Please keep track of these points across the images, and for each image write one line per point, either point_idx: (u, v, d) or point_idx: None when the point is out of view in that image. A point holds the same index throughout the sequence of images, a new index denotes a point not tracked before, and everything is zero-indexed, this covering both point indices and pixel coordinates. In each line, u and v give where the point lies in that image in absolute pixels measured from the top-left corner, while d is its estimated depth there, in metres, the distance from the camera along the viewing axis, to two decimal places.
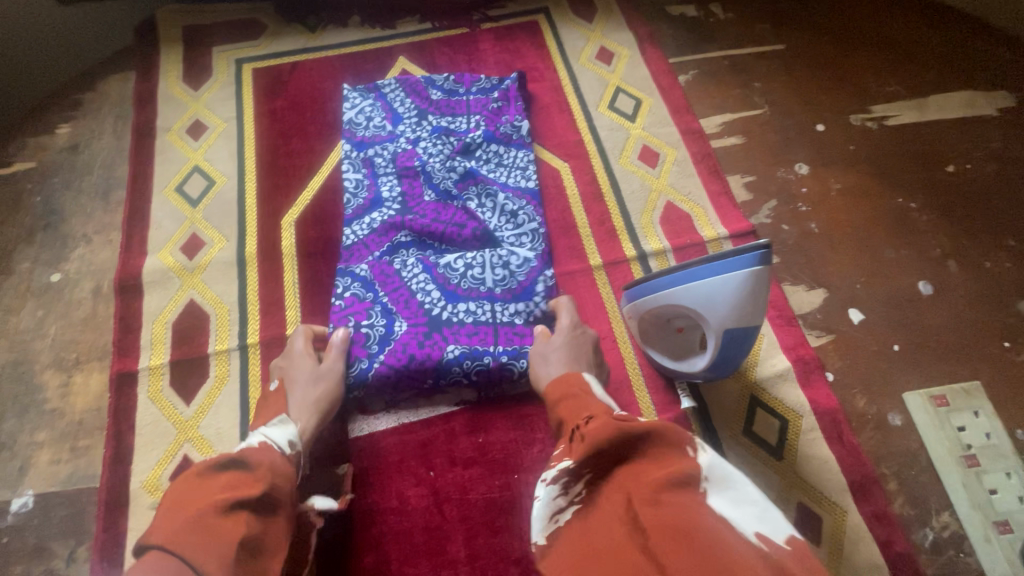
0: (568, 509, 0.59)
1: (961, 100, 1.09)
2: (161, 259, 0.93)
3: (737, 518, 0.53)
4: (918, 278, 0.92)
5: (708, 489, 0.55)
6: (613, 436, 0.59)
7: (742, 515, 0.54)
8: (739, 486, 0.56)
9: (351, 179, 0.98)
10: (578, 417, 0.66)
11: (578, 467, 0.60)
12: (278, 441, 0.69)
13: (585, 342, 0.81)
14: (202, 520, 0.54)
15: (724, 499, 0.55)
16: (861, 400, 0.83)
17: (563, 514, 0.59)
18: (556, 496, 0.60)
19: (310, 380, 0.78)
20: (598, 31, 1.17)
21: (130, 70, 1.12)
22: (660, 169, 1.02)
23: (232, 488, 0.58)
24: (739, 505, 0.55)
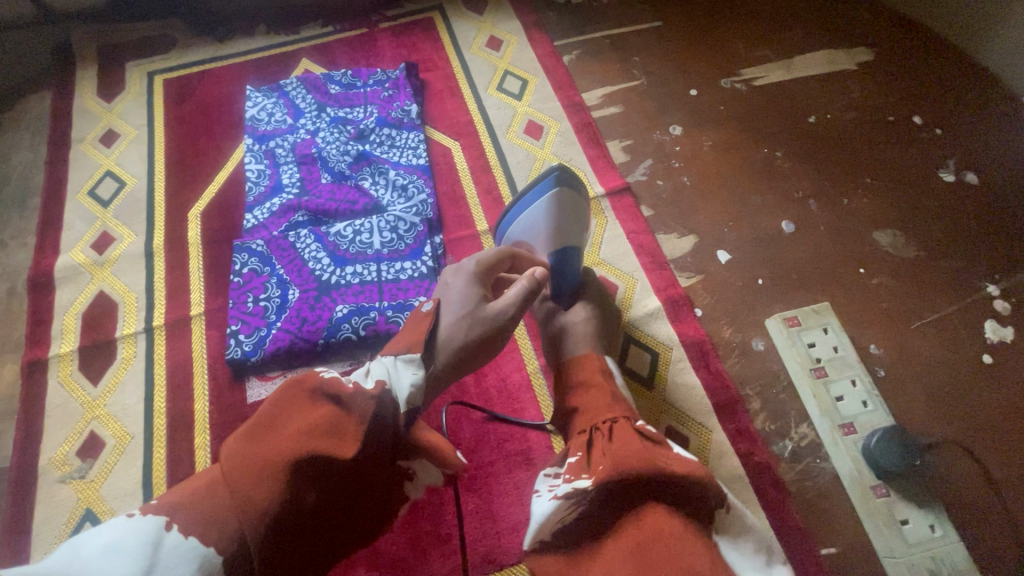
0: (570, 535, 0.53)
1: (823, 59, 1.17)
2: (73, 257, 0.98)
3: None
4: (781, 219, 0.99)
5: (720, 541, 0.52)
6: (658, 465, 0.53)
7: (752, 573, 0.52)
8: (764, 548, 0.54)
9: (253, 170, 1.05)
10: (609, 413, 0.63)
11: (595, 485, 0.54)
12: (400, 387, 0.55)
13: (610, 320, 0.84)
14: (263, 460, 0.45)
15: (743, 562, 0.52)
16: (727, 330, 0.89)
17: (569, 519, 0.54)
18: (560, 504, 0.56)
19: (457, 306, 0.65)
20: (488, 22, 1.26)
21: (48, 89, 1.18)
22: (544, 141, 1.09)
23: (310, 434, 0.47)
24: (749, 559, 0.52)
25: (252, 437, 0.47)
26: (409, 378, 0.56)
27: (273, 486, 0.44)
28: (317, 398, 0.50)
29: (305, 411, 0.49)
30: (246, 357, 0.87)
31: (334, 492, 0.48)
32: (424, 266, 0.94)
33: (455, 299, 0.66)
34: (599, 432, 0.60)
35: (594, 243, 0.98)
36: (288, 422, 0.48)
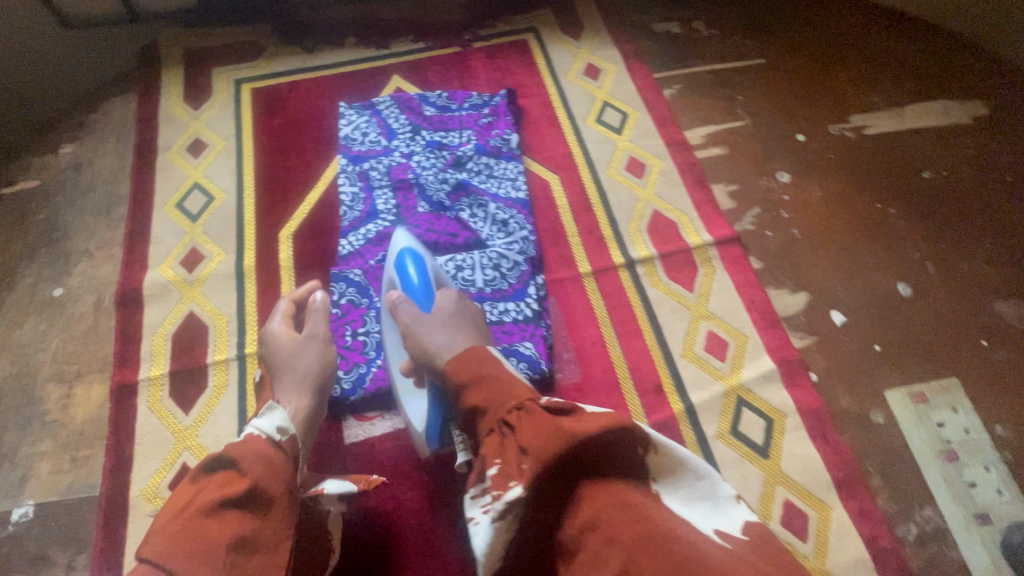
0: (523, 531, 0.55)
1: (936, 110, 1.13)
2: (162, 273, 0.95)
3: (700, 521, 0.54)
4: (896, 280, 0.95)
5: (660, 495, 0.55)
6: (580, 438, 0.52)
7: (699, 514, 0.56)
8: (697, 479, 0.58)
9: (347, 192, 1.01)
10: (506, 404, 0.58)
11: (526, 489, 0.52)
12: (267, 430, 0.66)
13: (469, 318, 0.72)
14: (180, 524, 0.53)
15: (706, 512, 0.56)
16: (844, 398, 0.85)
17: (516, 530, 0.54)
18: (497, 522, 0.54)
19: (289, 362, 0.75)
20: (585, 49, 1.22)
21: (133, 91, 1.15)
22: (646, 181, 1.05)
23: (219, 486, 0.56)
24: (695, 502, 0.57)
25: (166, 519, 0.54)
26: (277, 417, 0.68)
27: (212, 547, 0.51)
28: (198, 473, 0.59)
29: (185, 491, 0.58)
30: (347, 396, 0.84)
31: (260, 540, 0.56)
32: (529, 308, 0.90)
33: (276, 350, 0.77)
34: (508, 431, 0.56)
35: (702, 294, 0.93)
36: (201, 489, 0.57)
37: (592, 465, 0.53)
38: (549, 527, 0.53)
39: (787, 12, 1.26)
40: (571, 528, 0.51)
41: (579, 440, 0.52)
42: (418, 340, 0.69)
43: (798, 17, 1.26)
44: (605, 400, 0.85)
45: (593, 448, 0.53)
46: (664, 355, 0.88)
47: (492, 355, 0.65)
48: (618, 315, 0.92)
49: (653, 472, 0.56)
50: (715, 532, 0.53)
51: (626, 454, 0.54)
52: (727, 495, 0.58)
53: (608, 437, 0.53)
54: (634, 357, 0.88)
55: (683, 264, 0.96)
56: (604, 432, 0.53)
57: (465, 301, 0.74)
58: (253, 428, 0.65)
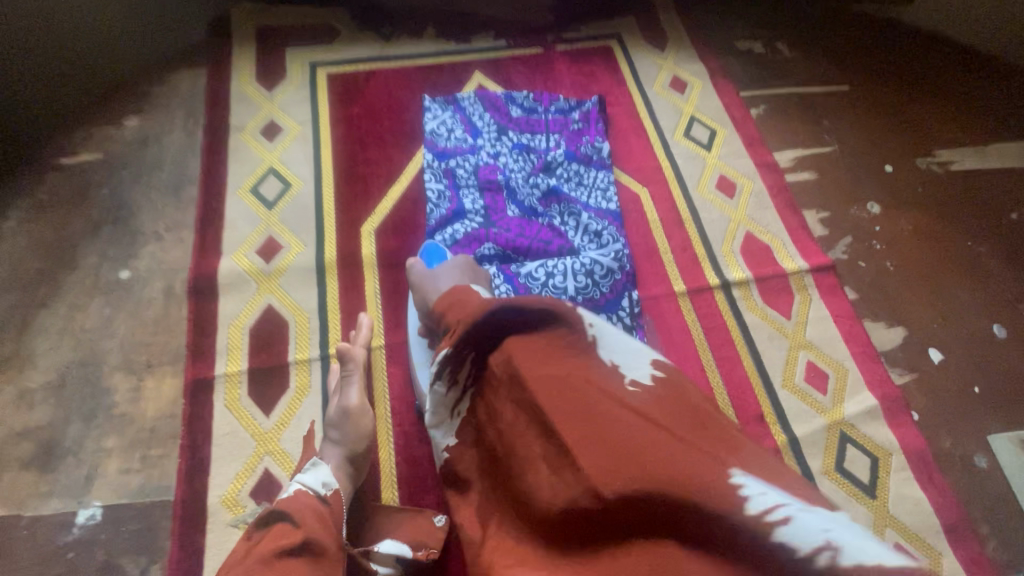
0: (467, 399, 0.57)
1: (1020, 151, 1.13)
2: (237, 262, 0.89)
3: (628, 365, 0.52)
4: (991, 321, 0.94)
5: (593, 346, 0.53)
6: (487, 312, 0.52)
7: (633, 355, 0.53)
8: (626, 319, 0.54)
9: (433, 190, 0.97)
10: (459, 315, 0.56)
11: (455, 351, 0.53)
12: (312, 484, 0.63)
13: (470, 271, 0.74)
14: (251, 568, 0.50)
15: (611, 348, 0.53)
16: (946, 441, 0.84)
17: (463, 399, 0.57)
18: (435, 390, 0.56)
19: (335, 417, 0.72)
20: (670, 60, 1.19)
21: (202, 66, 1.09)
22: (737, 201, 1.02)
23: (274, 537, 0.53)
24: (630, 345, 0.53)
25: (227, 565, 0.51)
26: (321, 472, 0.65)
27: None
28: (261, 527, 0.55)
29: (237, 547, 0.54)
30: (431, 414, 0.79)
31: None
32: (622, 322, 0.87)
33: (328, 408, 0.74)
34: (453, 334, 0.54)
35: (800, 322, 0.91)
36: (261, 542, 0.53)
37: (519, 330, 0.52)
38: (483, 390, 0.55)
39: (869, 39, 1.26)
40: (497, 390, 0.52)
41: (499, 313, 0.52)
42: (427, 290, 0.73)
43: (879, 45, 1.25)
44: None
45: (502, 319, 0.52)
46: (765, 384, 0.86)
47: (473, 290, 0.59)
48: (715, 339, 0.89)
49: (582, 317, 0.53)
50: (610, 363, 0.52)
51: (553, 313, 0.52)
52: (652, 342, 0.54)
53: (531, 306, 0.52)
54: (735, 384, 0.86)
55: (779, 289, 0.94)
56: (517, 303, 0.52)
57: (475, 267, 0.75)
58: (298, 483, 0.62)
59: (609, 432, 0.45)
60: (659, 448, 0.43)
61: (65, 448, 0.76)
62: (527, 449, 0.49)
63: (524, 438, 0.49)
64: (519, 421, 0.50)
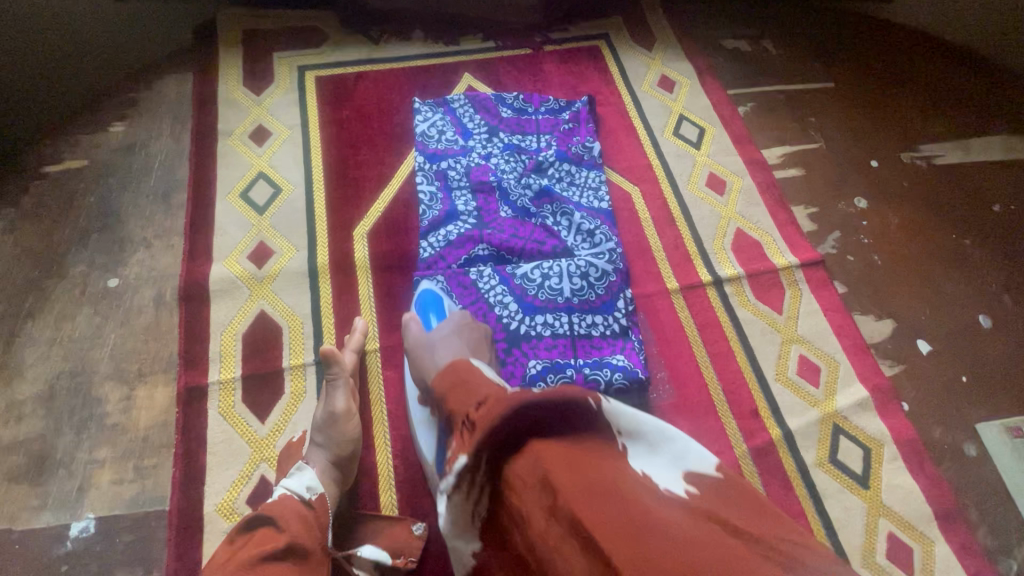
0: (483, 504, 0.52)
1: (1001, 143, 1.15)
2: (228, 268, 0.89)
3: (659, 476, 0.52)
4: (977, 312, 0.96)
5: (626, 454, 0.52)
6: (507, 411, 0.48)
7: (664, 467, 0.53)
8: (656, 433, 0.55)
9: (425, 192, 0.97)
10: (467, 404, 0.56)
11: (473, 459, 0.49)
12: (297, 489, 0.64)
13: (472, 338, 0.76)
14: None
15: (642, 460, 0.52)
16: (937, 430, 0.85)
17: (480, 501, 0.51)
18: (454, 495, 0.52)
19: (319, 423, 0.72)
20: (658, 60, 1.20)
21: (188, 71, 1.08)
22: (727, 198, 1.04)
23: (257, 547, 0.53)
24: (659, 456, 0.54)
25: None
26: (306, 479, 0.66)
27: None
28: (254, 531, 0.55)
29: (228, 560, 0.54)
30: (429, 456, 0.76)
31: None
32: (618, 323, 0.88)
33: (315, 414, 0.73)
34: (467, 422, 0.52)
35: (791, 316, 0.92)
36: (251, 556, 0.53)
37: (541, 431, 0.48)
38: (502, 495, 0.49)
39: (851, 36, 1.27)
40: (521, 494, 0.46)
41: (526, 411, 0.48)
42: (425, 360, 0.75)
43: (862, 42, 1.27)
44: (704, 423, 0.83)
45: (525, 422, 0.48)
46: (758, 379, 0.87)
47: (472, 366, 0.61)
48: (709, 335, 0.90)
49: (613, 427, 0.53)
50: (643, 473, 0.51)
51: (577, 411, 0.50)
52: (681, 449, 0.55)
53: (559, 403, 0.49)
54: (728, 380, 0.87)
55: (770, 284, 0.95)
56: (544, 398, 0.48)
57: (471, 323, 0.79)
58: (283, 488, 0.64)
59: (652, 541, 0.40)
60: (706, 558, 0.39)
61: (56, 460, 0.74)
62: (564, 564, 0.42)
63: (559, 550, 0.43)
64: (551, 530, 0.44)
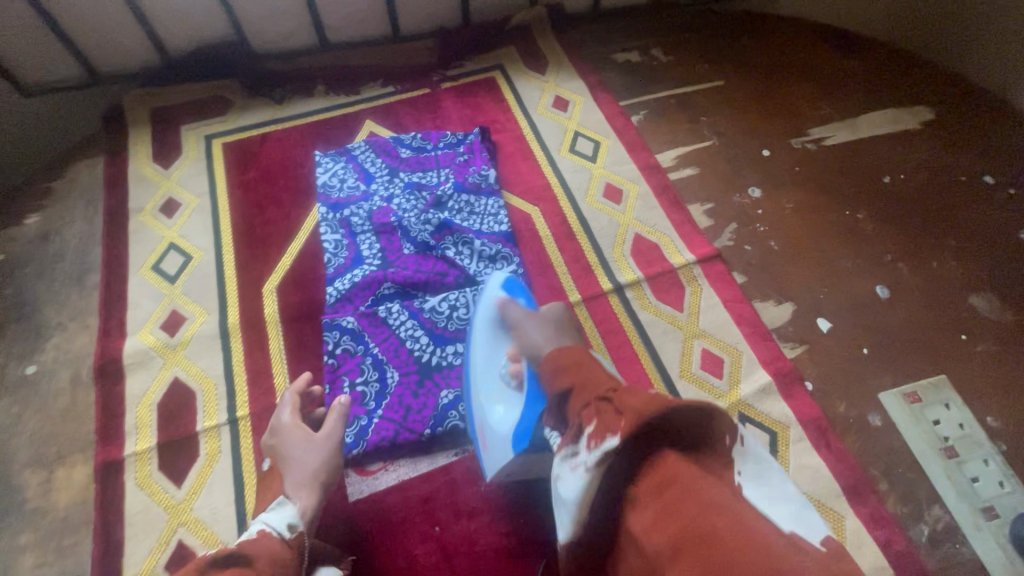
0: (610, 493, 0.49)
1: (887, 116, 1.19)
2: (142, 339, 0.92)
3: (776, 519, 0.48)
4: (874, 283, 0.98)
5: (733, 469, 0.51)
6: (656, 409, 0.48)
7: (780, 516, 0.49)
8: (769, 471, 0.52)
9: (330, 241, 1.00)
10: (602, 389, 0.56)
11: (623, 442, 0.48)
12: (276, 527, 0.65)
13: (553, 321, 0.78)
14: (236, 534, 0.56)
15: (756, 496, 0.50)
16: (840, 405, 0.87)
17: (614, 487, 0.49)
18: (591, 474, 0.49)
19: (296, 457, 0.73)
20: (551, 81, 1.25)
21: (99, 155, 1.13)
22: (625, 206, 1.07)
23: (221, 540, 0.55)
24: (773, 497, 0.50)
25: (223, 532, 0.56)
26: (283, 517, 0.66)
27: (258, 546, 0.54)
28: None
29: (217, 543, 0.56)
30: (432, 433, 0.84)
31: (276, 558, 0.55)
32: None
33: (283, 449, 0.75)
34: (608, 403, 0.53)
35: (692, 312, 0.95)
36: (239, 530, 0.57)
37: (675, 443, 0.47)
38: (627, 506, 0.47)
39: (736, 34, 1.32)
40: (641, 490, 0.46)
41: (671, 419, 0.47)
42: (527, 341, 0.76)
43: (747, 38, 1.32)
44: None
45: (671, 417, 0.47)
46: (664, 379, 0.89)
47: (587, 353, 0.64)
48: (613, 342, 0.93)
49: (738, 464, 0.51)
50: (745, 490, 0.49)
51: (706, 435, 0.48)
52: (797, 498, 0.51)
53: (699, 424, 0.48)
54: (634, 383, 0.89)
55: (670, 284, 0.98)
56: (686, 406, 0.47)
57: (561, 313, 0.80)
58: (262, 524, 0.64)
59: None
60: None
61: None
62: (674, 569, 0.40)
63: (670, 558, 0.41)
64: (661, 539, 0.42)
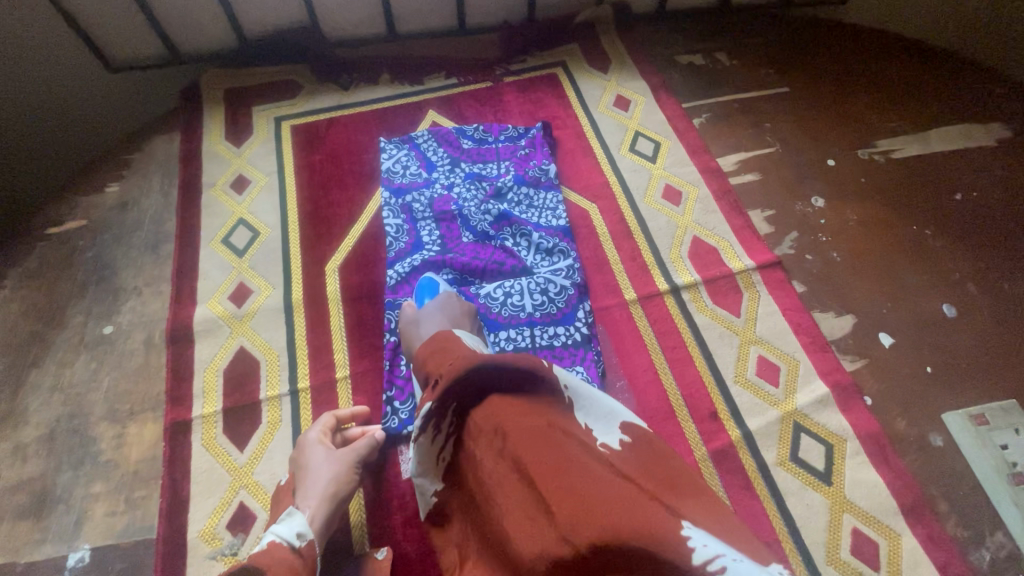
0: (448, 447, 0.57)
1: (961, 132, 1.15)
2: (210, 309, 0.96)
3: (596, 430, 0.55)
4: (941, 301, 0.95)
5: (569, 406, 0.55)
6: (469, 370, 0.53)
7: (601, 422, 0.56)
8: (595, 394, 0.57)
9: (391, 225, 1.02)
10: (441, 367, 0.59)
11: (439, 408, 0.54)
12: (287, 536, 0.68)
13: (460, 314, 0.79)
14: None
15: (584, 413, 0.56)
16: (901, 422, 0.85)
17: (445, 441, 0.56)
18: (421, 441, 0.56)
19: (316, 466, 0.76)
20: (613, 80, 1.25)
21: (175, 131, 1.18)
22: (683, 207, 1.07)
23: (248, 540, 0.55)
24: (599, 409, 0.57)
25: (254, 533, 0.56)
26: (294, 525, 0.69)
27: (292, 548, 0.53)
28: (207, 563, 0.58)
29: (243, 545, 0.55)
30: None
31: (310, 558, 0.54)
32: (579, 333, 0.91)
33: (303, 458, 0.78)
34: (435, 386, 0.56)
35: (749, 318, 0.94)
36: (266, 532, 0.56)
37: (503, 389, 0.53)
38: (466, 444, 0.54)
39: (805, 42, 1.30)
40: (477, 440, 0.52)
41: (482, 370, 0.52)
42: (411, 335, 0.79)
43: (816, 46, 1.29)
44: (662, 427, 0.85)
45: (486, 376, 0.52)
46: (718, 383, 0.89)
47: (455, 337, 0.63)
48: (667, 342, 0.93)
49: (560, 383, 0.55)
50: (584, 424, 0.55)
51: (532, 377, 0.53)
52: (618, 406, 0.58)
53: (512, 369, 0.52)
54: (687, 385, 0.89)
55: (727, 289, 0.97)
56: (498, 362, 0.52)
57: (457, 303, 0.81)
58: (273, 534, 0.67)
59: (575, 475, 0.44)
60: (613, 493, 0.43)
61: (56, 496, 0.81)
62: (505, 497, 0.48)
63: (502, 486, 0.49)
64: (498, 470, 0.49)
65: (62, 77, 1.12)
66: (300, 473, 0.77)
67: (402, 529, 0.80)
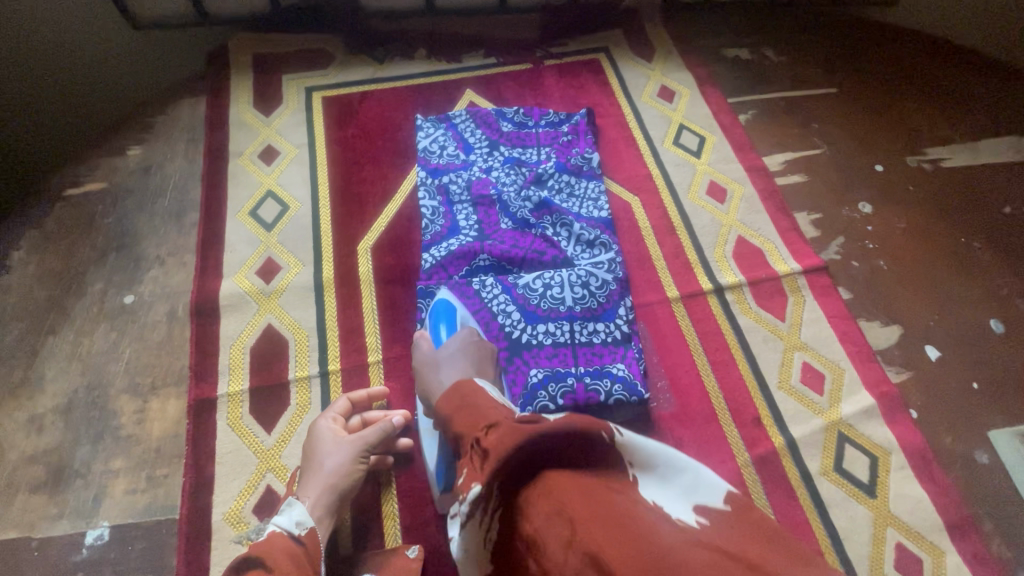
0: (494, 527, 0.49)
1: (1012, 143, 1.12)
2: (237, 283, 0.92)
3: (669, 505, 0.50)
4: (989, 317, 0.93)
5: (635, 485, 0.51)
6: (518, 443, 0.48)
7: (676, 497, 0.51)
8: (669, 460, 0.53)
9: (427, 207, 0.98)
10: (476, 428, 0.55)
11: (488, 489, 0.48)
12: (287, 526, 0.65)
13: (483, 356, 0.76)
14: None
15: (653, 489, 0.51)
16: (947, 438, 0.83)
17: (493, 527, 0.49)
18: (468, 527, 0.49)
19: (324, 454, 0.72)
20: (658, 70, 1.21)
21: (201, 96, 1.13)
22: (728, 205, 1.04)
23: None
24: (672, 482, 0.52)
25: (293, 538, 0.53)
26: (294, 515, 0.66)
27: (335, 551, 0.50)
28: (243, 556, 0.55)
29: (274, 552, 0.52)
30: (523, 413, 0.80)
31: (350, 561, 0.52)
32: (619, 330, 0.87)
33: (313, 443, 0.74)
34: (476, 447, 0.53)
35: (794, 323, 0.92)
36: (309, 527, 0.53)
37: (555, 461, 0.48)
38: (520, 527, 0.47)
39: (854, 42, 1.26)
40: (534, 522, 0.45)
41: (535, 448, 0.48)
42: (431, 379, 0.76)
43: (865, 46, 1.26)
44: (704, 431, 0.83)
45: (533, 446, 0.48)
46: (761, 387, 0.86)
47: (478, 388, 0.62)
48: (710, 343, 0.90)
49: (624, 459, 0.51)
50: (653, 502, 0.50)
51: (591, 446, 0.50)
52: (694, 474, 0.53)
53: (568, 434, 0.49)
54: (730, 389, 0.86)
55: (772, 292, 0.95)
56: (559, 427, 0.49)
57: (478, 341, 0.78)
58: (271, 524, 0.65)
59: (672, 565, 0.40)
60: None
61: (73, 470, 0.77)
62: None
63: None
64: (569, 564, 0.42)
65: (85, 24, 1.07)
66: (308, 459, 0.73)
67: (435, 522, 0.77)
